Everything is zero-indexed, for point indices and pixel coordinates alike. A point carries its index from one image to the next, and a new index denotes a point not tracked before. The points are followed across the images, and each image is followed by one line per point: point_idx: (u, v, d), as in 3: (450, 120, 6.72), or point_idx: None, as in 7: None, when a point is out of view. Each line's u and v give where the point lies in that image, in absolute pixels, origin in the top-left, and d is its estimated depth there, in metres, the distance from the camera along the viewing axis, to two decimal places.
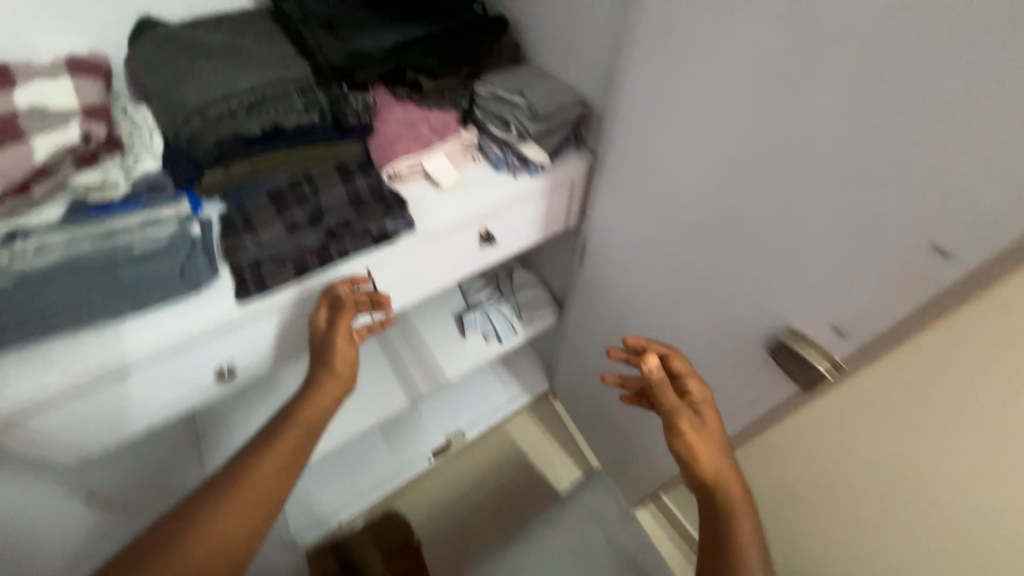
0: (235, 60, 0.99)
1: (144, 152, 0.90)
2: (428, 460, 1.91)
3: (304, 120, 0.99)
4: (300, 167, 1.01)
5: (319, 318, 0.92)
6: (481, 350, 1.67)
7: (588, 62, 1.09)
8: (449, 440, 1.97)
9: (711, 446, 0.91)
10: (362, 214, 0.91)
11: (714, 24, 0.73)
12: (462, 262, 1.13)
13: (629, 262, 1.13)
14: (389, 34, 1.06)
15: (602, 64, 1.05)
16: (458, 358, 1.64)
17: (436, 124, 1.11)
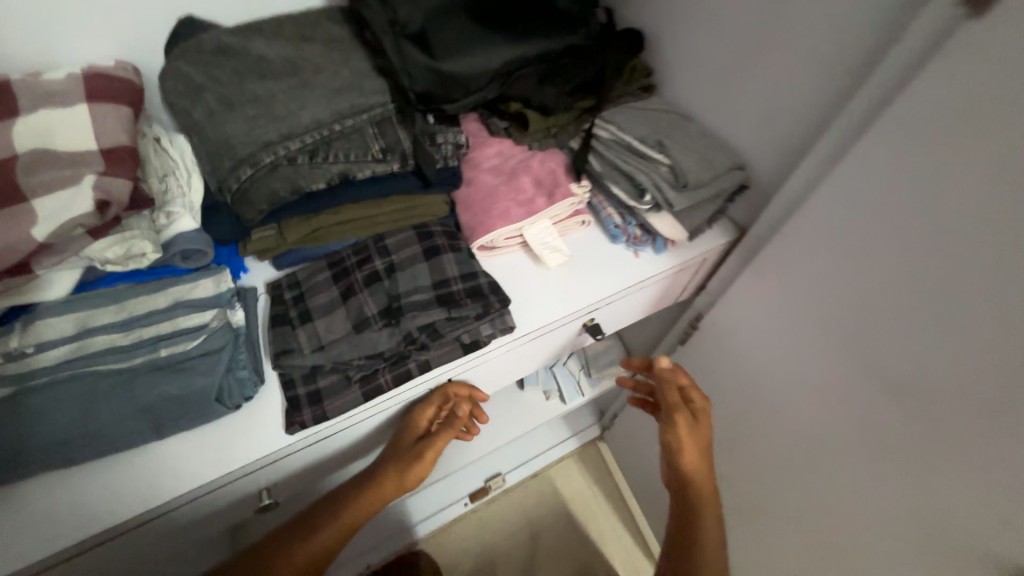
0: (298, 82, 0.75)
1: (178, 207, 0.69)
2: (464, 503, 1.79)
3: (381, 170, 0.75)
4: (371, 229, 0.78)
5: (417, 418, 0.75)
6: (540, 408, 1.47)
7: (757, 112, 0.80)
8: (488, 484, 1.83)
9: (701, 451, 0.86)
10: (452, 317, 0.68)
11: None
12: (554, 355, 0.91)
13: (769, 377, 0.88)
14: (495, 54, 0.80)
15: (787, 122, 0.76)
16: (514, 414, 1.46)
17: (541, 177, 0.87)
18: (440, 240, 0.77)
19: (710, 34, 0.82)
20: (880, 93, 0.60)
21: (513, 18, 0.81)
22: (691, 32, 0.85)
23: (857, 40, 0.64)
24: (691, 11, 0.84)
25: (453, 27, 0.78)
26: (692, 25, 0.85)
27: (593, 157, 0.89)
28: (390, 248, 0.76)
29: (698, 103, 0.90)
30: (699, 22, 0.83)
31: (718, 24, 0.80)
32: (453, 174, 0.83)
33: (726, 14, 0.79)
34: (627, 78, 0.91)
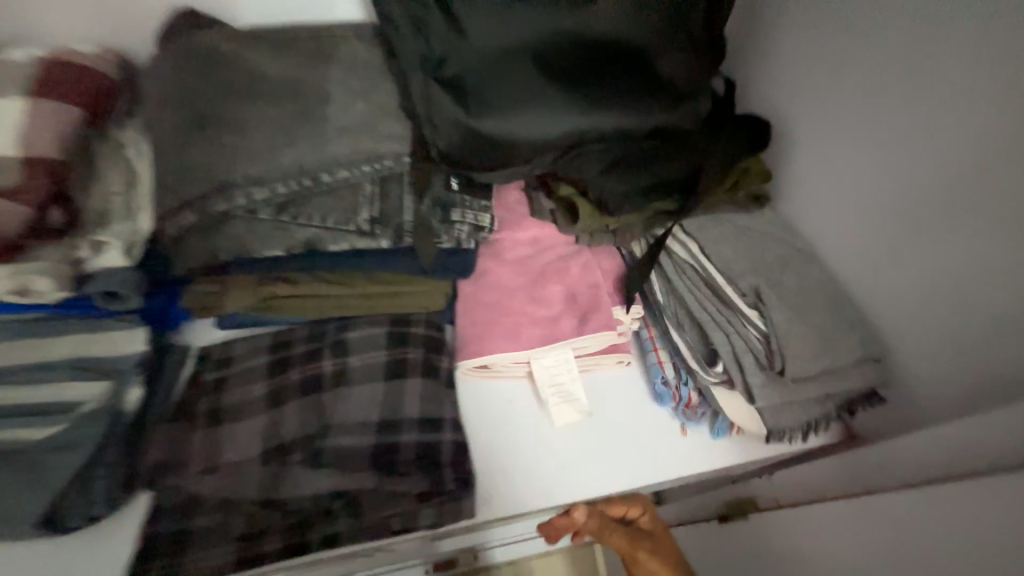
0: (293, 110, 0.59)
1: (100, 238, 0.55)
2: None
3: (365, 244, 0.58)
4: (337, 312, 0.60)
5: None
6: None
7: (924, 283, 0.53)
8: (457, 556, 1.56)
9: None
10: (380, 487, 0.50)
11: None
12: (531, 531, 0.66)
13: None
14: (554, 122, 0.60)
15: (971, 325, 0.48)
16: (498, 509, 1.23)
17: (577, 289, 0.64)
18: (412, 353, 0.58)
19: (880, 152, 0.55)
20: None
21: (592, 78, 0.60)
22: (847, 140, 0.58)
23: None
24: (853, 112, 0.57)
25: (509, 78, 0.58)
26: (850, 130, 0.58)
27: (656, 278, 0.64)
28: (350, 345, 0.58)
29: (832, 238, 0.62)
30: (864, 131, 0.56)
31: (899, 142, 0.53)
32: (462, 264, 0.63)
33: (914, 131, 0.51)
34: (736, 178, 0.65)
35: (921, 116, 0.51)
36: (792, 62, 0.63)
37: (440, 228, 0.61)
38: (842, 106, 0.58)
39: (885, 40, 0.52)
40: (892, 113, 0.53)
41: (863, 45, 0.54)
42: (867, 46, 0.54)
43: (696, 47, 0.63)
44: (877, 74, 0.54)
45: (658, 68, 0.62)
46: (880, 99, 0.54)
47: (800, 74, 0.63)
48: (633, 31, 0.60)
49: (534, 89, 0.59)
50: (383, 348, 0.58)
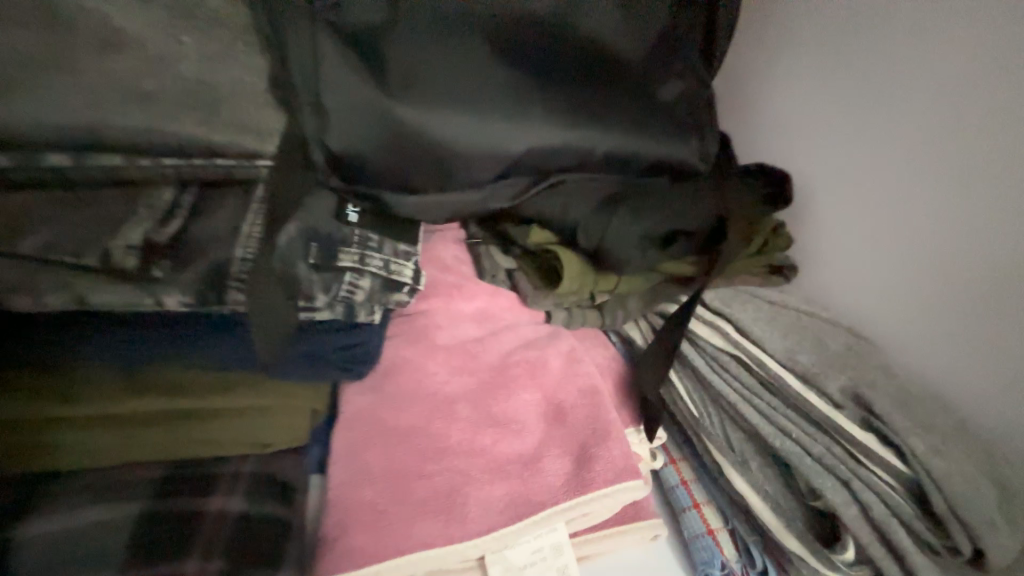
0: (18, 42, 0.29)
1: None
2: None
3: (122, 300, 0.27)
4: (60, 466, 0.28)
5: None
6: None
7: None
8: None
9: None
10: None
11: None
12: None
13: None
14: (520, 133, 0.38)
15: None
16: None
17: (564, 402, 0.36)
18: (188, 574, 0.25)
19: (967, 231, 0.37)
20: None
21: (578, 81, 0.40)
22: (906, 210, 0.40)
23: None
24: (909, 173, 0.39)
25: (459, 53, 0.36)
26: (909, 197, 0.39)
27: (680, 380, 0.40)
28: (45, 550, 0.25)
29: (905, 346, 0.42)
30: (931, 199, 0.38)
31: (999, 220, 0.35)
32: (355, 353, 0.34)
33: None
34: (760, 240, 0.47)
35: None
36: (791, 109, 0.46)
37: (316, 284, 0.32)
38: (894, 165, 0.40)
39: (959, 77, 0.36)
40: (982, 178, 0.36)
41: (917, 84, 0.38)
42: (923, 84, 0.37)
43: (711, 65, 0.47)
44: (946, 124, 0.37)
45: (662, 88, 0.45)
46: (957, 157, 0.36)
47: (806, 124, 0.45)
48: (637, 32, 0.43)
49: (491, 81, 0.37)
50: (118, 557, 0.25)
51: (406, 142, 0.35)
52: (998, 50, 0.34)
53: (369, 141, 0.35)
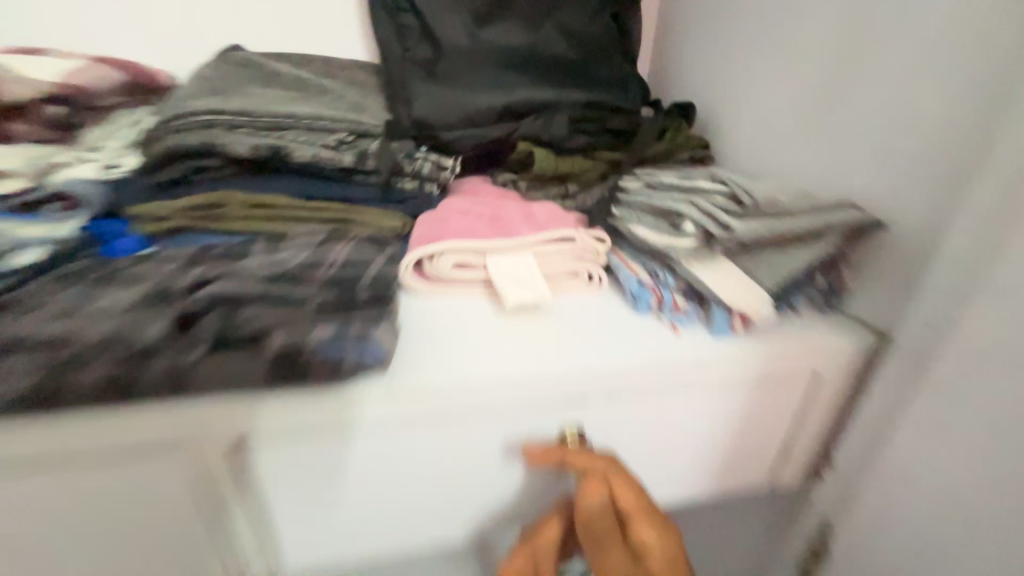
0: (296, 93, 0.72)
1: (85, 159, 0.59)
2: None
3: (326, 157, 0.61)
4: (289, 223, 0.58)
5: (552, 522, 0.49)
6: None
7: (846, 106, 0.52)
8: None
9: None
10: (274, 299, 0.39)
11: None
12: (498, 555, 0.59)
13: None
14: (508, 93, 0.71)
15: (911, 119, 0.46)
16: None
17: (537, 213, 0.61)
18: (346, 237, 0.52)
19: (764, 73, 0.64)
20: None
21: (541, 73, 0.75)
22: (758, 84, 0.65)
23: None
24: (752, 65, 0.66)
25: (472, 68, 0.72)
26: (756, 76, 0.65)
27: (621, 211, 0.59)
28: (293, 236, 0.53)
29: (769, 160, 0.63)
30: (764, 69, 0.64)
31: (815, 60, 0.56)
32: (422, 203, 0.65)
33: (767, 17, 0.63)
34: (674, 139, 0.72)
35: (771, 18, 0.62)
36: (686, 68, 0.78)
37: (405, 164, 0.65)
38: (726, 62, 0.70)
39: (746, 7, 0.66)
40: (755, 43, 0.65)
41: (732, 25, 0.69)
42: (734, 23, 0.68)
43: (623, 64, 0.80)
44: (751, 29, 0.65)
45: (593, 72, 0.77)
46: (749, 43, 0.66)
47: (712, 70, 0.73)
48: (572, 46, 0.77)
49: (493, 75, 0.73)
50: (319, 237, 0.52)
51: (449, 102, 0.70)
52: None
53: (431, 105, 0.70)
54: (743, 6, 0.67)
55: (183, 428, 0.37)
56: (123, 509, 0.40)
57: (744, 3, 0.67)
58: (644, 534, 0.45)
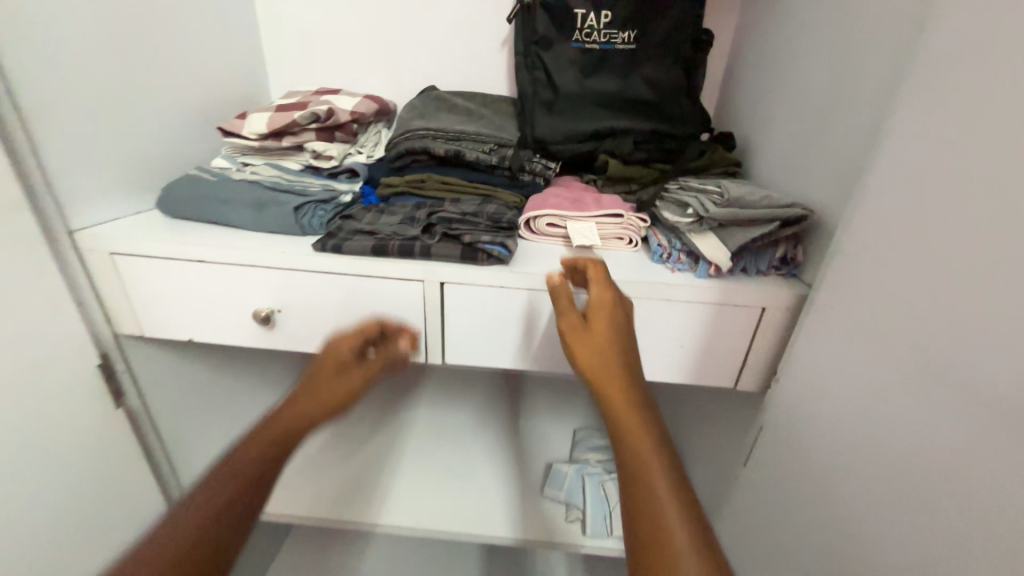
0: (465, 115, 1.17)
1: (359, 152, 1.10)
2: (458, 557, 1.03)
3: (483, 157, 1.04)
4: (458, 194, 1.02)
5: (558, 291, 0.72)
6: (563, 529, 1.09)
7: (817, 142, 0.81)
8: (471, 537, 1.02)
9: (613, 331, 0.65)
10: (464, 222, 0.82)
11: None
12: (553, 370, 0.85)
13: (836, 430, 0.66)
14: (598, 121, 1.08)
15: (845, 152, 0.75)
16: (535, 518, 1.10)
17: (603, 199, 0.96)
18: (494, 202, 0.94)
19: (782, 116, 0.94)
20: (915, 87, 0.58)
21: (623, 107, 1.10)
22: (778, 123, 0.95)
23: (900, 73, 0.65)
24: (777, 109, 0.96)
25: (578, 105, 1.10)
26: (778, 118, 0.95)
27: (659, 203, 0.92)
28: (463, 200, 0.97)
29: (776, 177, 0.93)
30: (782, 113, 0.94)
31: (805, 111, 0.86)
32: (533, 189, 1.05)
33: (787, 78, 0.93)
34: (713, 159, 1.03)
35: (789, 79, 0.93)
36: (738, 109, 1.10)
37: (526, 164, 1.06)
38: (763, 107, 1.01)
39: (779, 70, 0.97)
40: (779, 94, 0.96)
41: (770, 81, 1.00)
42: (772, 80, 0.99)
43: (686, 103, 1.12)
44: (779, 86, 0.96)
45: (664, 107, 1.10)
46: (777, 94, 0.96)
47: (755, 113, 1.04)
48: (652, 89, 1.09)
49: (590, 107, 1.09)
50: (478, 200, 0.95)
51: (558, 125, 1.09)
52: (775, 58, 0.99)
53: (547, 126, 1.09)
54: (777, 70, 0.98)
55: (420, 274, 0.79)
56: (383, 314, 0.83)
57: (778, 67, 0.98)
58: (595, 288, 0.70)
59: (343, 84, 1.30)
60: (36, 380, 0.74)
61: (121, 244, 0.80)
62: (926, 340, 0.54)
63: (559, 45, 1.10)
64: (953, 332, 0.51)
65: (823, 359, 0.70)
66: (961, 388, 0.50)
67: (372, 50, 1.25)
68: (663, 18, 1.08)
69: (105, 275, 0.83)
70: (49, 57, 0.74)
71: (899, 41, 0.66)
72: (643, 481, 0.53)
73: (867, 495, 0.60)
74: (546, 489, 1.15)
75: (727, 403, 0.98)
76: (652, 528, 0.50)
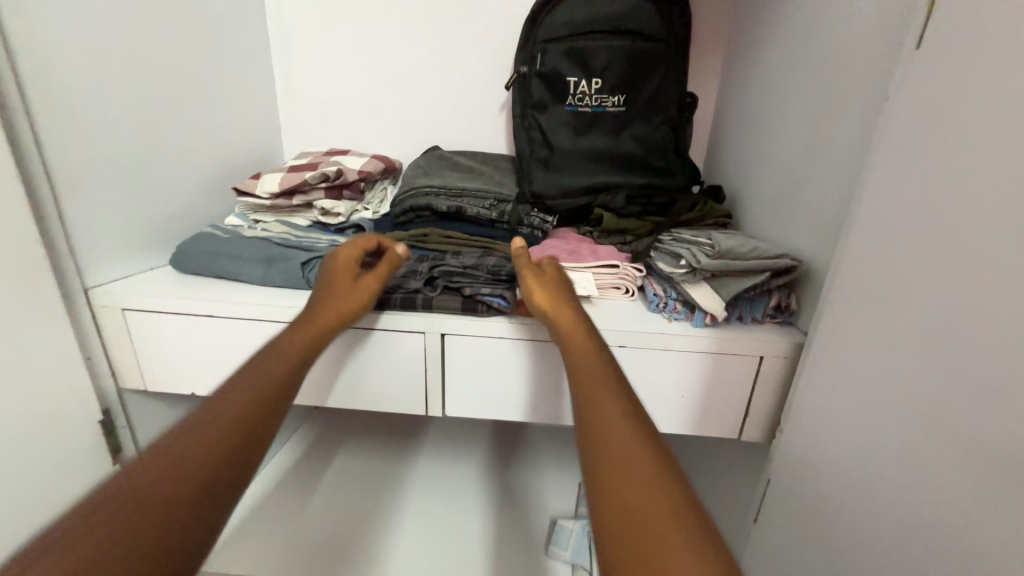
0: (467, 172, 1.23)
1: (366, 208, 1.15)
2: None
3: (483, 212, 1.09)
4: (459, 246, 1.05)
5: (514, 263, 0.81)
6: None
7: (801, 197, 0.85)
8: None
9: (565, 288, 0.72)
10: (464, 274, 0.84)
11: (979, 91, 0.51)
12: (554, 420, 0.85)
13: (842, 483, 0.65)
14: (593, 177, 1.14)
15: (827, 206, 0.78)
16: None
17: (599, 250, 0.99)
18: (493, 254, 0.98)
19: (766, 172, 0.99)
20: (883, 149, 0.63)
21: (616, 163, 1.16)
22: (763, 178, 1.00)
23: (870, 136, 0.70)
24: (761, 165, 1.02)
25: (573, 162, 1.16)
26: (763, 174, 1.00)
27: (654, 254, 0.95)
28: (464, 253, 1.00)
29: (765, 229, 0.97)
30: (766, 169, 0.99)
31: (788, 168, 0.91)
32: (532, 242, 1.09)
33: (769, 137, 1.00)
34: (703, 212, 1.08)
35: (771, 138, 0.99)
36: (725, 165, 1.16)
37: (525, 217, 1.10)
38: (749, 163, 1.07)
39: (761, 130, 1.04)
40: (763, 152, 1.02)
41: (753, 140, 1.07)
42: (755, 138, 1.06)
43: (676, 159, 1.19)
44: (762, 144, 1.02)
45: (655, 162, 1.17)
46: (761, 152, 1.03)
47: (742, 169, 1.10)
48: (642, 147, 1.16)
49: (584, 163, 1.16)
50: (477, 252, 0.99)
51: (554, 181, 1.14)
52: (756, 119, 1.07)
53: (544, 182, 1.15)
54: (759, 130, 1.05)
55: (420, 326, 0.81)
56: (384, 366, 0.84)
57: (759, 128, 1.05)
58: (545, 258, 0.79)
59: (353, 146, 1.39)
60: (31, 434, 0.74)
61: (132, 299, 0.83)
62: (920, 390, 0.55)
63: (554, 109, 1.18)
64: (946, 382, 0.52)
65: (824, 408, 0.70)
66: (960, 439, 0.50)
67: (381, 115, 1.35)
68: (649, 82, 1.16)
69: (114, 329, 0.85)
70: (83, 130, 0.81)
71: (867, 108, 0.72)
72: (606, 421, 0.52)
73: (879, 555, 0.57)
74: (549, 547, 1.10)
75: (735, 454, 0.95)
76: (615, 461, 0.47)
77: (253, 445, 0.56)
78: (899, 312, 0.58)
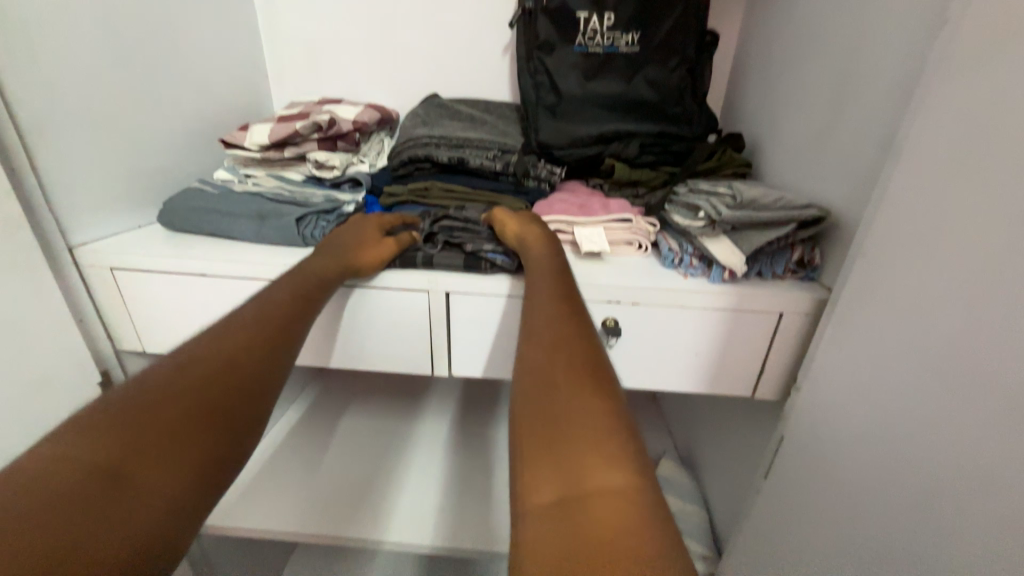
0: (468, 122, 1.15)
1: (362, 161, 1.08)
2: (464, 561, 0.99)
3: (486, 163, 1.02)
4: (461, 200, 1.00)
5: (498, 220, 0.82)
6: None
7: (830, 142, 0.79)
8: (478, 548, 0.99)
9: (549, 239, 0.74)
10: (466, 229, 0.80)
11: None
12: None
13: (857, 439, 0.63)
14: (603, 125, 1.06)
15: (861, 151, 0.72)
16: None
17: (610, 203, 0.94)
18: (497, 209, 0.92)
19: (792, 116, 0.92)
20: (928, 83, 0.56)
21: (628, 110, 1.08)
22: (788, 124, 0.92)
23: (917, 69, 0.62)
24: (786, 110, 0.94)
25: (581, 109, 1.08)
26: (788, 119, 0.93)
27: (670, 207, 0.89)
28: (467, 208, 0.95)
29: (789, 179, 0.90)
30: (792, 113, 0.92)
31: (817, 111, 0.83)
32: (539, 196, 1.03)
33: (796, 78, 0.91)
34: (722, 161, 1.00)
35: (798, 79, 0.91)
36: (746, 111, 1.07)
37: (531, 169, 1.04)
38: (772, 108, 0.99)
39: (787, 70, 0.95)
40: (789, 94, 0.93)
41: (778, 82, 0.98)
42: (781, 80, 0.97)
43: (693, 104, 1.10)
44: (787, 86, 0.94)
45: (670, 108, 1.08)
46: (786, 95, 0.94)
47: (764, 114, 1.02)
48: (656, 91, 1.07)
49: (594, 111, 1.08)
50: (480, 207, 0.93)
51: (562, 130, 1.07)
52: (782, 59, 0.97)
53: (550, 131, 1.07)
54: (784, 70, 0.96)
55: (423, 284, 0.77)
56: (387, 325, 0.81)
57: (785, 68, 0.96)
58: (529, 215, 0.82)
59: (347, 94, 1.30)
60: (34, 393, 0.73)
61: (120, 257, 0.79)
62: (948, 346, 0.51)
63: (561, 50, 1.08)
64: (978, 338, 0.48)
65: (843, 365, 0.67)
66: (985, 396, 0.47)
67: (374, 60, 1.25)
68: (665, 17, 1.05)
69: (105, 288, 0.82)
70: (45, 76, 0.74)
71: (913, 37, 0.64)
72: (559, 338, 0.54)
73: (890, 509, 0.56)
74: None
75: (748, 411, 0.94)
76: (559, 370, 0.50)
77: (234, 397, 0.51)
78: (933, 264, 0.54)
